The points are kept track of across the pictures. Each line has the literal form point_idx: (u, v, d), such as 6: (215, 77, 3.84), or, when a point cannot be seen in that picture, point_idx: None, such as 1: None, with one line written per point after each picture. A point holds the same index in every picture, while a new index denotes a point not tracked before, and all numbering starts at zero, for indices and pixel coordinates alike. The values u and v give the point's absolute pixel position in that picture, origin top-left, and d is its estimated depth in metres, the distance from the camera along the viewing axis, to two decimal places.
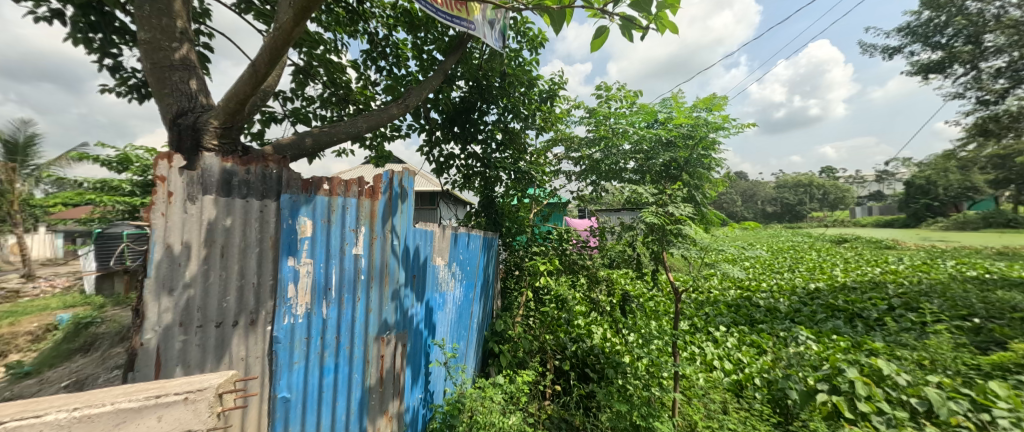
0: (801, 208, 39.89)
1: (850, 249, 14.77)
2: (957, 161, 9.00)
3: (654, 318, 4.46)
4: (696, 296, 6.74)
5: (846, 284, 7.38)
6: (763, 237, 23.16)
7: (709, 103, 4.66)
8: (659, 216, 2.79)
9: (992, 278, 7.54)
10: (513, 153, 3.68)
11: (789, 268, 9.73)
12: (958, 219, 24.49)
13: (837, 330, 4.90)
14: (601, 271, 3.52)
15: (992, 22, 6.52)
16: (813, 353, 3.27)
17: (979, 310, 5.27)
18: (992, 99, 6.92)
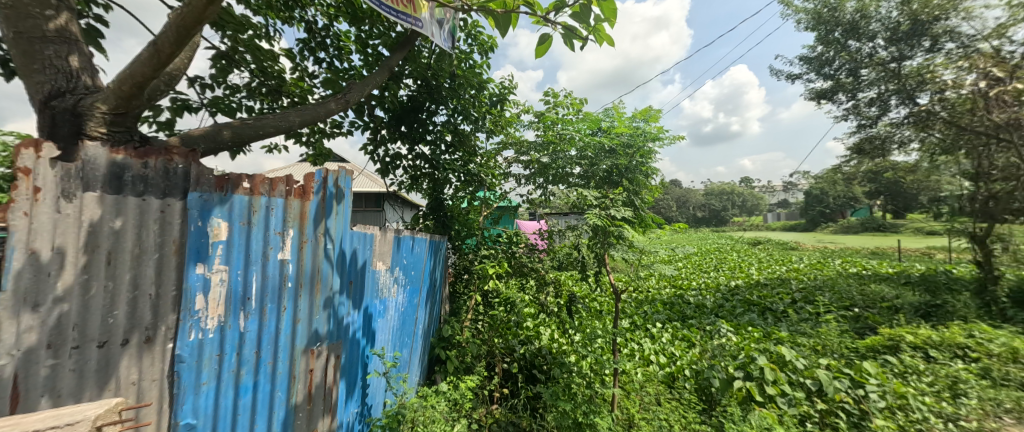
0: (724, 214, 44.27)
1: (764, 250, 16.67)
2: (843, 175, 10.60)
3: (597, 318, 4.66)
4: (636, 296, 7.16)
5: (760, 281, 8.32)
6: (694, 239, 25.33)
7: (646, 115, 5.00)
8: (602, 218, 2.91)
9: (869, 273, 8.95)
10: (463, 155, 3.47)
11: (715, 268, 10.72)
12: (844, 224, 28.83)
13: (752, 322, 5.50)
14: (550, 274, 3.55)
15: (867, 60, 7.78)
16: (734, 344, 3.62)
17: (859, 302, 6.22)
18: (866, 123, 8.25)
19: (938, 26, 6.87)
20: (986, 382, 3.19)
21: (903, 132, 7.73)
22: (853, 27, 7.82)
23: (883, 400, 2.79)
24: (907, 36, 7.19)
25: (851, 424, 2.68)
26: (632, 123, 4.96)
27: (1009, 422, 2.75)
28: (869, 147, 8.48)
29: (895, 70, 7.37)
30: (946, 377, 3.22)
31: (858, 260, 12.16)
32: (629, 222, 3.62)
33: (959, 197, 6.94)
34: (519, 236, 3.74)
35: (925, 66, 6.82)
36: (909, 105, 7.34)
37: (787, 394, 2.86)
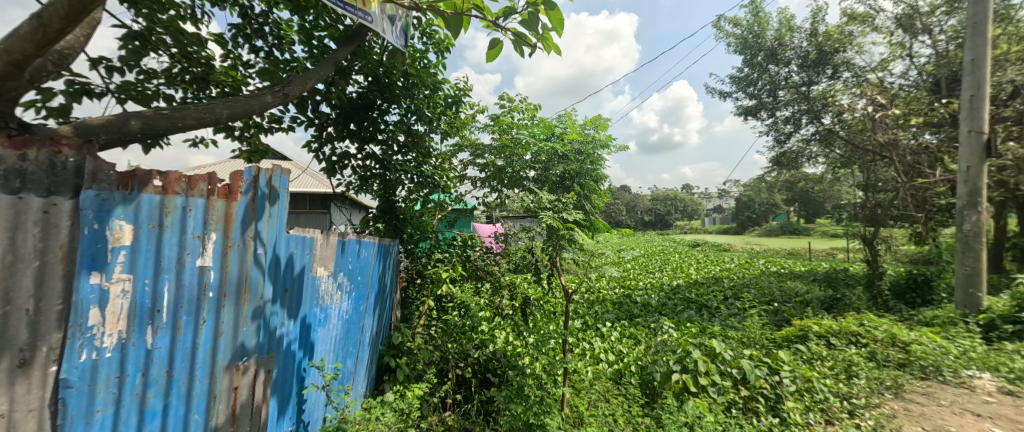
0: (666, 218, 47.37)
1: (701, 251, 18.06)
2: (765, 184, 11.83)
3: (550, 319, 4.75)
4: (587, 297, 7.41)
5: (697, 281, 9.00)
6: (640, 242, 26.84)
7: (596, 123, 5.20)
8: (555, 221, 2.97)
9: (787, 272, 10.04)
10: (417, 156, 3.39)
11: (659, 269, 11.44)
12: (766, 228, 32.17)
13: (690, 319, 5.92)
14: (506, 278, 3.53)
15: (783, 82, 8.77)
16: (674, 339, 3.86)
17: (779, 297, 6.95)
18: (783, 139, 9.29)
19: (837, 57, 7.94)
20: (872, 364, 3.72)
21: (812, 147, 8.81)
22: (773, 53, 8.79)
23: (794, 383, 3.15)
24: (814, 64, 8.22)
25: (769, 408, 2.97)
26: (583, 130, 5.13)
27: (890, 395, 3.23)
28: (785, 160, 9.55)
29: (806, 93, 8.39)
30: (843, 361, 3.70)
31: (779, 260, 13.60)
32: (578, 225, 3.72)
33: (854, 204, 8.03)
34: (474, 239, 3.70)
35: (828, 91, 7.84)
36: (816, 124, 8.38)
37: (717, 383, 3.12)
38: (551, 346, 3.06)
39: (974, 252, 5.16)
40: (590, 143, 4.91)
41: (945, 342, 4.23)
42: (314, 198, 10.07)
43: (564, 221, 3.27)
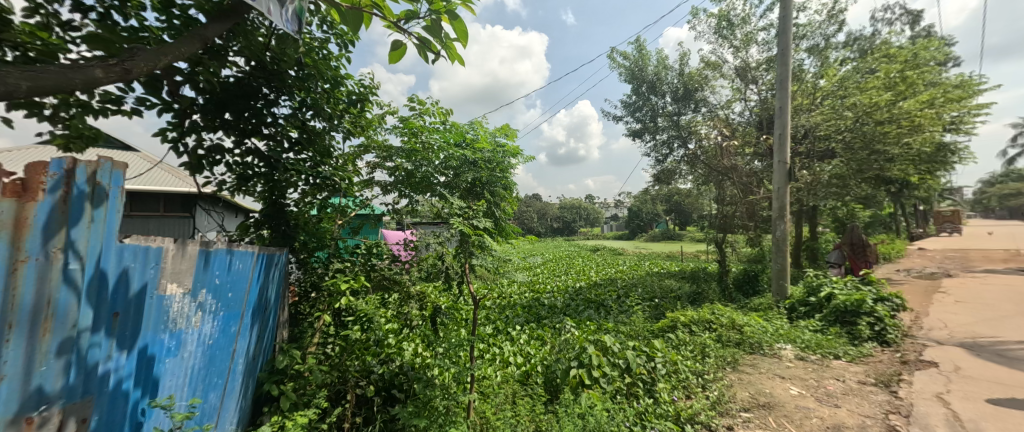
0: (569, 226, 51.04)
1: (600, 255, 19.89)
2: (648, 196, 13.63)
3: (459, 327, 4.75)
4: (499, 302, 7.54)
5: (596, 282, 9.88)
6: (549, 247, 28.50)
7: (506, 133, 5.36)
8: (466, 227, 2.98)
9: (666, 272, 11.68)
10: (315, 156, 2.97)
11: (563, 272, 12.24)
12: (650, 235, 36.99)
13: (590, 317, 6.47)
14: (415, 287, 3.38)
15: (659, 111, 10.29)
16: (574, 337, 4.16)
17: (660, 294, 8.03)
18: (660, 159, 10.86)
19: (699, 94, 9.61)
20: (719, 344, 4.57)
21: (682, 167, 10.47)
22: (652, 86, 10.25)
23: (666, 367, 3.68)
24: (683, 98, 9.82)
25: (646, 391, 3.38)
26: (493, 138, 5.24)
27: (729, 369, 3.95)
28: (663, 176, 11.15)
29: (677, 121, 9.95)
30: (700, 345, 4.47)
31: (659, 261, 15.72)
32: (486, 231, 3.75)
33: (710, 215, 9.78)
34: (379, 247, 3.46)
35: (692, 121, 9.43)
36: (684, 148, 10.00)
37: (607, 374, 3.46)
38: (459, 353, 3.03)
39: (783, 253, 6.68)
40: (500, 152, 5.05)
41: (766, 323, 5.40)
42: (172, 200, 8.09)
43: (475, 228, 3.29)
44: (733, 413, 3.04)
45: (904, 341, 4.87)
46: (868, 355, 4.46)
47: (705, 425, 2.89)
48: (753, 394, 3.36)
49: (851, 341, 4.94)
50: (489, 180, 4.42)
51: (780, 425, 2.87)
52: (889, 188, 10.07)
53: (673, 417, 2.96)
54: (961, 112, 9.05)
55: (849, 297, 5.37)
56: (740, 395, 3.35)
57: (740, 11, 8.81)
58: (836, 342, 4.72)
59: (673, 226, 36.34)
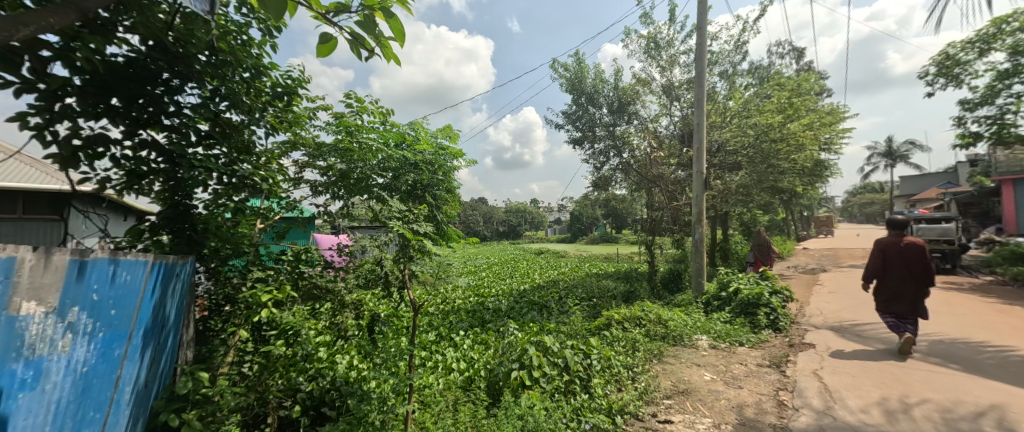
0: (513, 229, 51.61)
1: (544, 258, 20.35)
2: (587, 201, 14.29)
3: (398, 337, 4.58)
4: (442, 308, 7.37)
5: (540, 284, 10.08)
6: (494, 251, 28.55)
7: (448, 135, 5.30)
8: (405, 231, 2.89)
9: (604, 273, 12.33)
10: (230, 152, 2.68)
11: (508, 275, 12.33)
12: (589, 238, 38.78)
13: (533, 319, 6.60)
14: (350, 296, 3.17)
15: (597, 122, 10.86)
16: (516, 340, 4.22)
17: (598, 293, 8.44)
18: (598, 166, 11.47)
19: (632, 107, 10.34)
20: (648, 339, 4.93)
21: (617, 174, 11.16)
22: (590, 97, 10.81)
23: (601, 363, 3.88)
24: (618, 110, 10.49)
25: (582, 387, 3.53)
26: (434, 140, 5.14)
27: (656, 361, 4.29)
28: (600, 183, 11.75)
29: (613, 132, 10.59)
30: (631, 340, 4.79)
31: (598, 263, 16.55)
32: (425, 235, 3.66)
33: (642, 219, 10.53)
34: (309, 252, 3.17)
35: (626, 132, 10.11)
36: (619, 156, 10.67)
37: (547, 374, 3.56)
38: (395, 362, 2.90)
39: (701, 254, 7.41)
40: (441, 154, 4.98)
41: (686, 317, 5.95)
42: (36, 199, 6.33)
43: (416, 232, 3.21)
44: (658, 401, 3.30)
45: (794, 328, 5.67)
46: (767, 341, 5.12)
47: (633, 415, 3.10)
48: (675, 382, 3.69)
49: (754, 329, 5.64)
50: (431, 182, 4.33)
51: (695, 408, 3.18)
52: (784, 196, 11.69)
53: (606, 410, 3.13)
54: (835, 135, 10.83)
55: (753, 291, 6.11)
56: (663, 383, 3.66)
57: (666, 35, 9.67)
58: (742, 331, 5.37)
59: (610, 229, 38.49)
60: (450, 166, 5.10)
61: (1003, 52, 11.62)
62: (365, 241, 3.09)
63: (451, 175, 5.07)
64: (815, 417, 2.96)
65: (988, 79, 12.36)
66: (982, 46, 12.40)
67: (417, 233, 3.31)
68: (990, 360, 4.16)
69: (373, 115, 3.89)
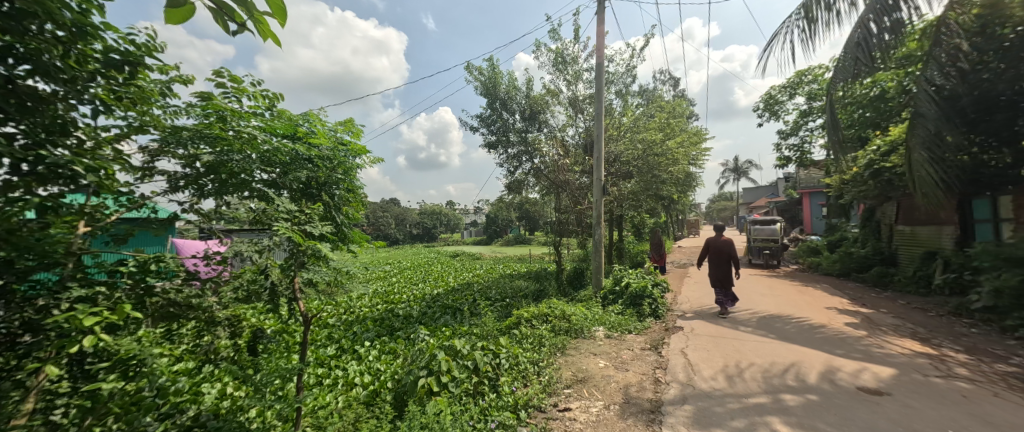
0: (427, 232, 50.08)
1: (460, 261, 20.16)
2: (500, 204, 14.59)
3: (283, 357, 4.10)
4: (345, 318, 6.80)
5: (454, 287, 9.95)
6: (407, 255, 27.40)
7: (350, 130, 4.89)
8: (295, 233, 2.65)
9: (517, 273, 12.74)
10: (34, 132, 1.58)
11: (421, 279, 11.92)
12: (503, 240, 39.62)
13: (447, 323, 6.48)
14: (226, 312, 2.66)
15: (510, 127, 11.17)
16: (425, 347, 4.08)
17: (511, 294, 8.66)
18: (510, 170, 11.81)
19: (542, 116, 10.90)
20: (552, 334, 5.24)
21: (529, 179, 11.65)
22: (504, 103, 11.05)
23: (509, 361, 3.98)
24: (530, 117, 10.96)
25: (490, 387, 3.58)
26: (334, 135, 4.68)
27: (560, 354, 4.59)
28: (514, 186, 12.09)
29: (525, 138, 11.03)
30: (539, 337, 5.01)
31: (510, 263, 17.06)
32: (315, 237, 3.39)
33: (550, 221, 11.16)
34: (162, 262, 2.20)
35: (536, 139, 10.62)
36: (530, 162, 11.16)
37: (455, 378, 3.51)
38: (268, 381, 2.54)
39: (600, 253, 8.13)
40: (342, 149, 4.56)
41: (587, 311, 6.47)
42: None
43: (308, 235, 3.02)
44: (559, 391, 3.54)
45: (671, 315, 6.60)
46: (650, 328, 5.88)
47: (536, 407, 3.25)
48: (575, 372, 4.00)
49: (640, 318, 6.40)
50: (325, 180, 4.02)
51: (590, 393, 3.49)
52: (666, 202, 13.53)
53: (512, 406, 3.23)
54: (701, 152, 12.96)
55: (641, 285, 6.95)
56: (565, 374, 3.93)
57: (571, 52, 10.44)
58: (630, 320, 6.08)
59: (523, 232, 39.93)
60: (351, 164, 4.71)
61: (806, 96, 15.28)
62: (245, 247, 2.67)
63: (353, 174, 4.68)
64: (682, 389, 3.49)
65: (798, 115, 16.12)
66: (794, 90, 16.14)
67: (308, 235, 3.09)
68: (796, 328, 5.43)
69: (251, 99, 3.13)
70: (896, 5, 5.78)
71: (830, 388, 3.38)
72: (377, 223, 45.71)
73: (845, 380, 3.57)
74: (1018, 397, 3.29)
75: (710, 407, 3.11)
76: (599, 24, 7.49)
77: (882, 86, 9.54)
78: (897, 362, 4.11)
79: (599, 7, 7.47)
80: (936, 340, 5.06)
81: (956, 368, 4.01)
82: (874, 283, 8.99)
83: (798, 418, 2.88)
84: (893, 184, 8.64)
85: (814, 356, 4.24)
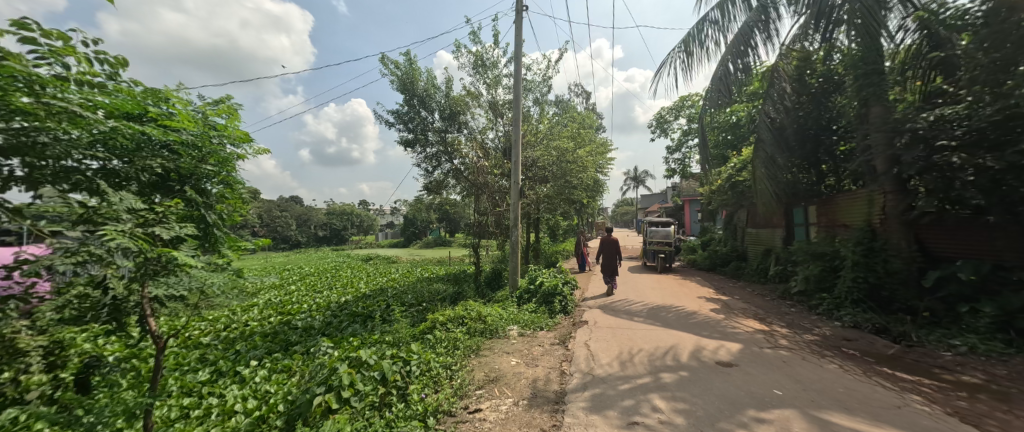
0: (337, 234, 45.94)
1: (374, 264, 18.92)
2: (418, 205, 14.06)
3: (122, 393, 3.40)
4: (227, 335, 5.90)
5: (365, 293, 9.32)
6: (313, 259, 24.76)
7: (225, 114, 3.98)
8: (136, 240, 2.26)
9: (436, 276, 12.46)
10: None
11: (327, 286, 10.89)
12: (421, 243, 38.30)
13: (354, 332, 6.04)
14: (39, 340, 2.36)
15: (428, 126, 10.86)
16: (325, 361, 3.74)
17: (428, 298, 8.41)
18: (428, 170, 11.48)
19: (462, 117, 10.83)
20: (466, 336, 5.24)
21: (449, 180, 11.48)
22: (422, 100, 10.70)
23: (420, 367, 3.87)
24: (449, 118, 10.80)
25: (398, 397, 3.40)
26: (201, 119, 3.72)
27: (473, 356, 4.61)
28: (433, 187, 11.76)
29: (444, 138, 10.85)
30: (451, 342, 4.93)
31: (429, 266, 16.59)
32: (169, 241, 2.89)
33: (468, 223, 11.16)
34: None
35: (456, 140, 10.51)
36: (449, 163, 11.01)
37: (359, 392, 3.27)
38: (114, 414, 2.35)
39: (516, 255, 8.36)
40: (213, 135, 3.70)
41: (502, 311, 6.61)
42: None
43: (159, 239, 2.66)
44: (470, 393, 3.55)
45: (578, 310, 7.11)
46: (559, 324, 6.26)
47: (446, 413, 3.19)
48: (487, 372, 4.06)
49: (551, 315, 6.77)
50: (191, 171, 3.29)
51: (500, 392, 3.57)
52: (578, 206, 14.53)
53: (421, 414, 3.12)
54: (606, 161, 14.21)
55: (553, 283, 7.34)
56: (477, 375, 3.97)
57: (490, 56, 10.59)
58: (541, 318, 6.39)
59: (443, 234, 39.15)
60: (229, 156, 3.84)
61: (686, 117, 17.84)
62: (61, 260, 2.03)
63: (229, 166, 3.84)
64: (583, 377, 3.78)
65: (681, 134, 18.71)
66: (678, 112, 18.68)
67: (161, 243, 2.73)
68: (675, 316, 6.30)
69: (77, 61, 2.31)
70: (746, 51, 7.09)
71: (696, 365, 4.00)
72: (274, 224, 40.49)
73: (708, 356, 4.26)
74: (817, 359, 4.30)
75: (604, 391, 3.43)
76: (516, 33, 7.74)
77: (739, 115, 11.60)
78: (742, 338, 5.04)
79: (516, 16, 7.72)
80: (770, 318, 6.33)
81: (781, 340, 5.07)
82: (732, 275, 10.88)
83: (671, 392, 3.33)
84: (744, 194, 10.57)
85: (687, 338, 4.97)
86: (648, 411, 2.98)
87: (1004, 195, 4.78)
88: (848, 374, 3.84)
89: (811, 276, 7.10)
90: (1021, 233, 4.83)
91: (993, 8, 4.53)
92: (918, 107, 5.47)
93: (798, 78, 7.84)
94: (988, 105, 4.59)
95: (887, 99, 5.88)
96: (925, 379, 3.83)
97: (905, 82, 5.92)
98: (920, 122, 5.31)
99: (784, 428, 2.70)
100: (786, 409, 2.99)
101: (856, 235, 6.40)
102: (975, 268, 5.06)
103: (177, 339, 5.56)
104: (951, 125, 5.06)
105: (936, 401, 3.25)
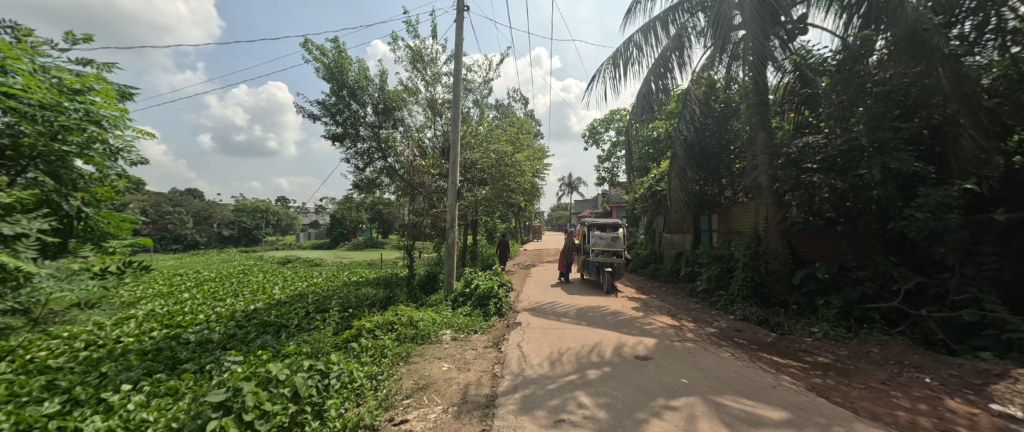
0: (254, 233, 40.77)
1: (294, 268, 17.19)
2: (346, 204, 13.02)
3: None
4: (91, 355, 4.91)
5: (280, 300, 8.41)
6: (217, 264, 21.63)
7: None
8: None
9: (365, 280, 11.70)
10: None
11: (232, 293, 9.58)
12: (351, 244, 35.85)
13: (263, 344, 5.43)
14: None
15: (359, 119, 10.14)
16: (224, 378, 3.29)
17: (355, 304, 7.85)
18: (359, 166, 10.74)
19: (398, 113, 10.36)
20: (396, 342, 5.01)
21: (383, 178, 10.78)
22: (354, 92, 9.96)
23: (341, 379, 3.59)
24: (383, 113, 10.23)
25: (314, 414, 3.10)
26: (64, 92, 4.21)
27: (402, 363, 4.41)
28: (364, 184, 10.96)
29: (377, 134, 10.26)
30: (374, 350, 4.65)
31: (357, 270, 15.52)
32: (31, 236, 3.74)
33: (402, 224, 10.73)
34: None
35: (391, 137, 10.04)
36: (384, 160, 10.44)
37: (266, 412, 2.86)
38: None
39: (452, 256, 8.06)
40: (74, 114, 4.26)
41: (435, 315, 6.43)
42: None
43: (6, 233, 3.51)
44: (397, 403, 3.39)
45: (511, 312, 7.20)
46: (493, 326, 6.29)
47: (368, 427, 3.00)
48: (416, 379, 3.92)
49: (486, 318, 6.76)
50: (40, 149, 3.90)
51: (430, 400, 3.45)
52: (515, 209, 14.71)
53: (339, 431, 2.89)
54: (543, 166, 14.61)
55: (487, 286, 7.32)
56: (405, 384, 3.80)
57: (430, 52, 10.31)
58: (475, 321, 6.36)
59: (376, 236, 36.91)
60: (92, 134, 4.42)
61: (616, 130, 19.17)
62: None
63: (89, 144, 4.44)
64: (513, 379, 3.82)
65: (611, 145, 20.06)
66: (609, 124, 19.97)
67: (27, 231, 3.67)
68: (599, 315, 6.73)
69: None
70: (664, 74, 7.80)
71: (617, 360, 4.28)
72: (164, 221, 34.56)
73: (628, 352, 4.57)
74: (715, 348, 4.85)
75: (534, 391, 3.50)
76: (457, 32, 7.64)
77: (659, 131, 12.74)
78: (657, 333, 5.50)
79: (457, 16, 7.63)
80: (680, 315, 7.01)
81: (688, 333, 5.63)
82: (651, 276, 11.87)
83: (595, 388, 3.51)
84: (661, 203, 11.62)
85: (609, 336, 5.28)
86: (573, 408, 3.10)
87: (848, 209, 5.80)
88: (737, 361, 4.38)
89: (712, 276, 7.99)
90: (858, 239, 5.97)
91: (845, 58, 5.57)
92: (793, 134, 6.46)
93: (706, 102, 8.89)
94: (839, 137, 5.59)
95: (771, 126, 6.85)
96: (793, 361, 4.54)
97: (783, 113, 7.03)
98: (793, 148, 6.29)
99: (688, 413, 2.99)
100: (690, 396, 3.32)
101: (746, 241, 7.35)
102: (829, 268, 6.12)
103: (13, 363, 4.42)
104: (814, 151, 6.07)
105: (800, 380, 3.87)
